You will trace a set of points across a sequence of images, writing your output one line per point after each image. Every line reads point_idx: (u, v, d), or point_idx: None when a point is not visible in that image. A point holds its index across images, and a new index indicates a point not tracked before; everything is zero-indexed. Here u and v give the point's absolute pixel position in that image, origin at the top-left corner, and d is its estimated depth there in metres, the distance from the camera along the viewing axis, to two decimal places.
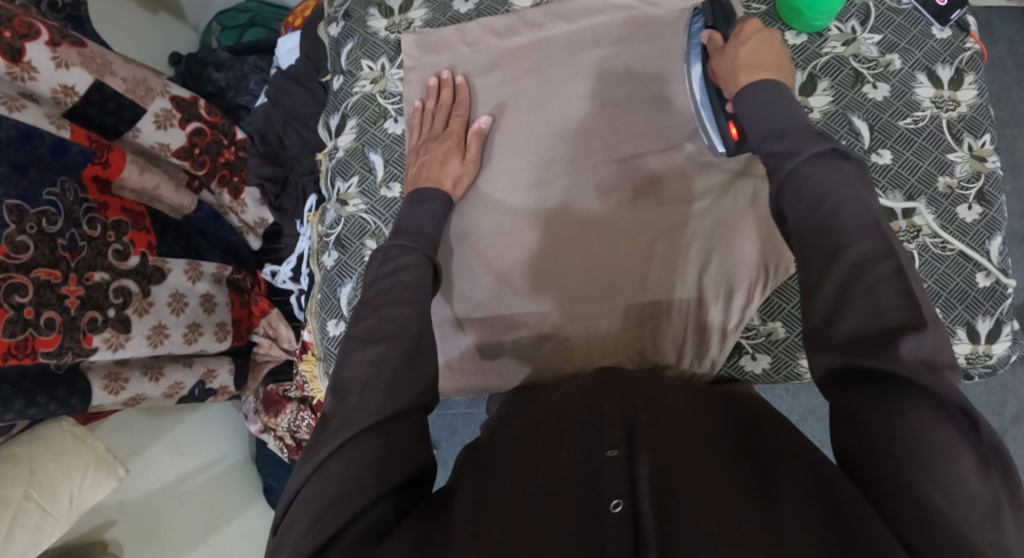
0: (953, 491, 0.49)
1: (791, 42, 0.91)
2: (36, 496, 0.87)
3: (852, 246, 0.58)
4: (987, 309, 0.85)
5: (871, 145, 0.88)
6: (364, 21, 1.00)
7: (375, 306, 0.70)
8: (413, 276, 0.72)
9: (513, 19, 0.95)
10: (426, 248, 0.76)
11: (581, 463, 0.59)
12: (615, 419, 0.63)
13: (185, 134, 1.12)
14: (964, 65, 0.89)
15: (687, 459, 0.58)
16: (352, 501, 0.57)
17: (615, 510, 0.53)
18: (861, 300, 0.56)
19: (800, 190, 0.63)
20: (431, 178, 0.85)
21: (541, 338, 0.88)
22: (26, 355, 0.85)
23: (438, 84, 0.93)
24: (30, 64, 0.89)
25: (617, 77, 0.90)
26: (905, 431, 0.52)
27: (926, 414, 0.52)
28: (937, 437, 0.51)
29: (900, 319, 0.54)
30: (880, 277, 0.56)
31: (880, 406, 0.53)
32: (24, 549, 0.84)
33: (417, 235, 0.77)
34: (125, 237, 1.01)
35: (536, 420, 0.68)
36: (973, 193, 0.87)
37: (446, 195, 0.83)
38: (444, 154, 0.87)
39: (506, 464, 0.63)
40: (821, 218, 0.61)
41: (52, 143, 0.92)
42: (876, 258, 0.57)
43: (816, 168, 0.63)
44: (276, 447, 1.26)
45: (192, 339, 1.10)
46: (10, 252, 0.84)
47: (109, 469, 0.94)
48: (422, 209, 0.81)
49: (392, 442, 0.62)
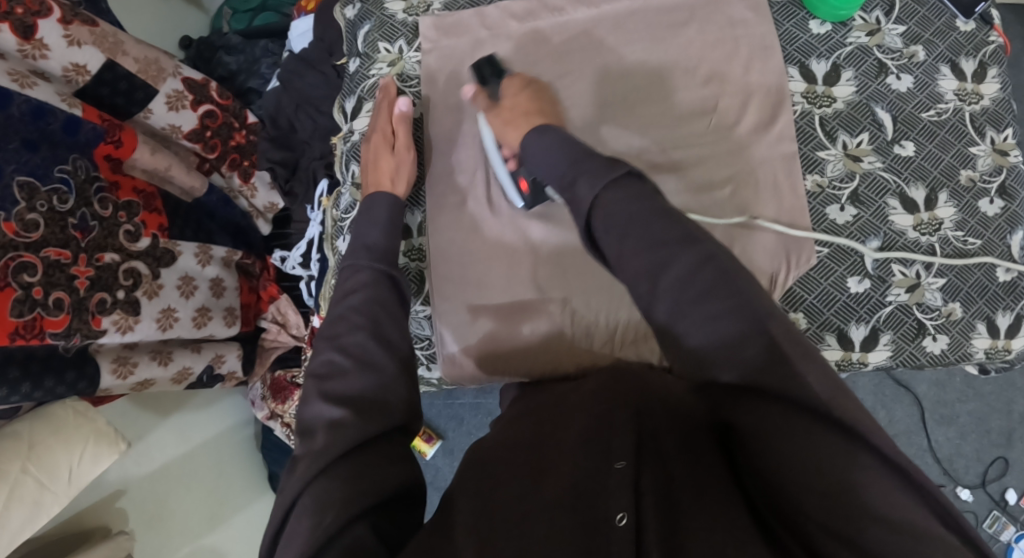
0: (877, 496, 0.52)
1: (815, 31, 0.90)
2: (35, 470, 0.86)
3: (671, 264, 0.61)
4: (1007, 304, 0.86)
5: (894, 137, 0.87)
6: (381, 3, 0.98)
7: (330, 337, 0.72)
8: (360, 296, 0.74)
9: (532, 4, 0.94)
10: (370, 260, 0.78)
11: (590, 472, 0.60)
12: (627, 420, 0.63)
13: (197, 116, 1.11)
14: (987, 59, 0.89)
15: (685, 469, 0.59)
16: (320, 532, 0.57)
17: (621, 523, 0.55)
18: (697, 315, 0.59)
19: (609, 218, 0.63)
20: (371, 183, 0.86)
21: (558, 329, 0.88)
22: (34, 335, 0.84)
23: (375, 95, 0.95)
24: (42, 41, 0.88)
25: (637, 65, 0.89)
26: (811, 446, 0.54)
27: (825, 426, 0.54)
28: (834, 444, 0.53)
29: (737, 328, 0.58)
30: (706, 284, 0.60)
31: (788, 422, 0.55)
32: (21, 524, 0.83)
33: (359, 249, 0.79)
34: (137, 218, 1.01)
35: (541, 424, 0.68)
36: (995, 186, 0.87)
37: (388, 195, 0.84)
38: (376, 154, 0.88)
39: (512, 470, 0.62)
40: (634, 241, 0.62)
41: (65, 121, 0.91)
42: (701, 264, 0.60)
43: (620, 193, 0.64)
44: (282, 434, 1.23)
45: (202, 324, 1.09)
46: (20, 230, 0.83)
47: (110, 443, 0.92)
48: (366, 218, 0.82)
49: (354, 472, 0.61)
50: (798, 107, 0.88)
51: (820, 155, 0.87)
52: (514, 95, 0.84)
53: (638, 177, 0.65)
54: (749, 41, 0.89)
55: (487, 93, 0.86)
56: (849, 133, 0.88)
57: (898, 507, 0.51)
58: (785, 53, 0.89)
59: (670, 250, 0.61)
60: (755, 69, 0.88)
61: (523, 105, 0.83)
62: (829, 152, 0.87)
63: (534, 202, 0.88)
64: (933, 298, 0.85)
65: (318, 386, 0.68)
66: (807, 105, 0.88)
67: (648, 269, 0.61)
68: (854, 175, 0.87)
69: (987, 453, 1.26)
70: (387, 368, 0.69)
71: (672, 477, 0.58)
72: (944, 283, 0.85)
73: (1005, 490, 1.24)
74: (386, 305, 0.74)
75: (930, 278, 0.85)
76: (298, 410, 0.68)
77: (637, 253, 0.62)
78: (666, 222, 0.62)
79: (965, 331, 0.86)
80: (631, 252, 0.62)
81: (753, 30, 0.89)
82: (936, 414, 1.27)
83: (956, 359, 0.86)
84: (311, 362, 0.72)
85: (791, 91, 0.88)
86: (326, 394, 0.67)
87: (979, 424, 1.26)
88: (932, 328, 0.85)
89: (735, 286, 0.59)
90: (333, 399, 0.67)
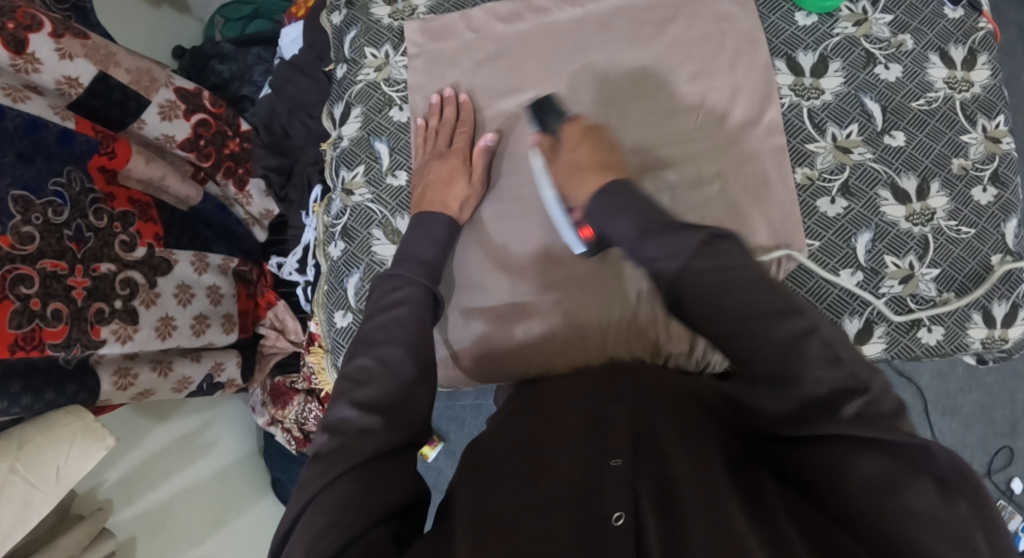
0: (917, 514, 0.54)
1: (801, 23, 0.89)
2: (23, 469, 0.85)
3: (773, 329, 0.63)
4: (1003, 293, 0.85)
5: (884, 127, 0.87)
6: (367, 9, 0.99)
7: (370, 344, 0.71)
8: (407, 310, 0.73)
9: (518, 4, 0.94)
10: (426, 280, 0.77)
11: (586, 468, 0.61)
12: (623, 419, 0.64)
13: (190, 125, 1.12)
14: (976, 46, 0.88)
15: (681, 466, 0.59)
16: (343, 528, 0.59)
17: (618, 523, 0.55)
18: (810, 371, 0.60)
19: (699, 287, 0.66)
20: (436, 201, 0.84)
21: (551, 325, 0.87)
22: (33, 346, 0.85)
23: (440, 101, 0.91)
24: (34, 56, 0.89)
25: (624, 61, 0.89)
26: (858, 473, 0.57)
27: (873, 454, 0.57)
28: (875, 468, 0.56)
29: (833, 388, 0.60)
30: (808, 352, 0.61)
31: (834, 458, 0.58)
32: (11, 525, 0.83)
33: (415, 264, 0.78)
34: (132, 227, 1.01)
35: (539, 421, 0.69)
36: (988, 174, 0.86)
37: (450, 219, 0.83)
38: (450, 174, 0.86)
39: (508, 470, 0.64)
40: (731, 307, 0.65)
41: (59, 133, 0.92)
42: (802, 335, 0.62)
43: (704, 258, 0.67)
44: (283, 439, 1.26)
45: (201, 331, 1.10)
46: (15, 243, 0.84)
47: (96, 439, 0.90)
48: (425, 235, 0.81)
49: (367, 476, 0.62)
50: (786, 99, 0.88)
51: (809, 148, 0.87)
52: (575, 147, 0.81)
53: (722, 239, 0.68)
54: (736, 35, 0.88)
55: (550, 137, 0.84)
56: (838, 125, 0.87)
57: (931, 519, 0.54)
58: (771, 45, 0.89)
59: (771, 319, 0.63)
60: (742, 63, 0.88)
61: (586, 158, 0.80)
62: (819, 144, 0.87)
63: (598, 246, 0.83)
64: (927, 288, 0.85)
65: (352, 393, 0.68)
66: (795, 97, 0.88)
67: (761, 343, 0.63)
68: (844, 166, 0.86)
69: (991, 443, 1.25)
70: (387, 370, 0.69)
71: (670, 474, 0.59)
72: (938, 273, 0.85)
73: (1010, 479, 1.24)
74: (424, 325, 0.73)
75: (924, 269, 0.85)
76: (329, 410, 0.69)
77: (734, 327, 0.64)
78: (761, 289, 0.65)
79: (961, 322, 0.85)
80: (732, 326, 0.64)
81: (739, 24, 0.88)
82: (938, 406, 1.26)
83: (953, 350, 0.86)
84: (346, 366, 0.72)
85: (779, 84, 0.88)
86: (355, 401, 0.67)
87: (984, 414, 1.25)
88: (927, 319, 0.85)
89: (836, 357, 0.60)
90: (364, 407, 0.67)
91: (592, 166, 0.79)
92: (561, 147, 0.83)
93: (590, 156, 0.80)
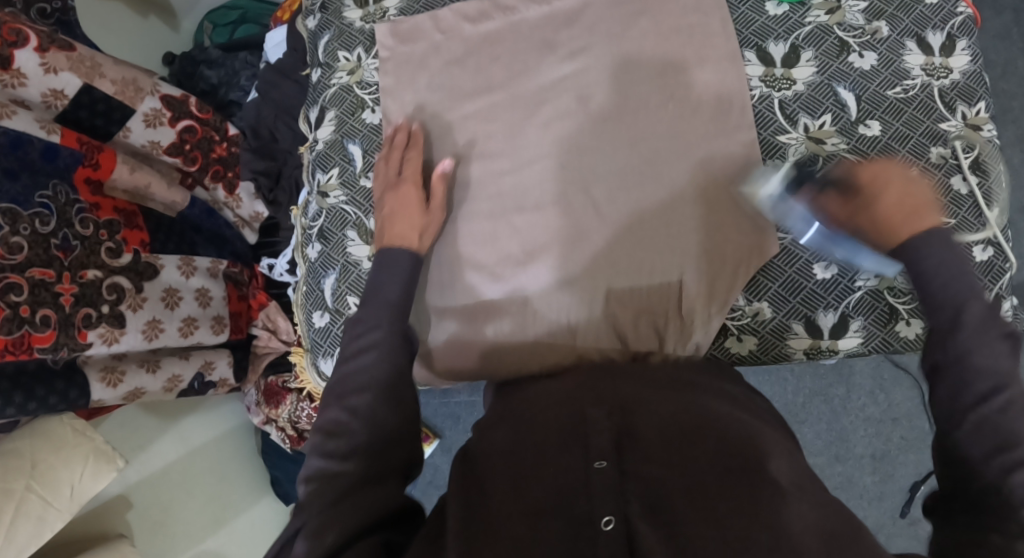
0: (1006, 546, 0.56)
1: (772, 13, 0.89)
2: (37, 488, 0.93)
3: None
4: (986, 285, 0.82)
5: (858, 116, 0.85)
6: (340, 13, 1.01)
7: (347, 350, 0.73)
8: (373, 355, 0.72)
9: (485, 4, 0.94)
10: (394, 322, 0.75)
11: (568, 479, 0.62)
12: (602, 423, 0.66)
13: (176, 131, 1.15)
14: (954, 31, 0.86)
15: (660, 470, 0.62)
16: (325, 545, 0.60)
17: (607, 527, 0.57)
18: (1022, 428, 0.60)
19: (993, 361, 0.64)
20: (396, 234, 0.81)
21: (524, 323, 0.87)
22: (23, 351, 0.88)
23: (393, 132, 0.91)
24: (19, 70, 0.92)
25: (591, 57, 0.89)
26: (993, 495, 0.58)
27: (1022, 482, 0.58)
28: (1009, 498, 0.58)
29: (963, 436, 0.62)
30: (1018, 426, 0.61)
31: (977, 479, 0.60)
32: (27, 540, 0.91)
33: (381, 306, 0.76)
34: (118, 235, 1.05)
35: (515, 431, 0.70)
36: (969, 162, 0.83)
37: (412, 249, 0.80)
38: (406, 202, 0.84)
39: (488, 474, 0.66)
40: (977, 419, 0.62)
41: (43, 148, 0.95)
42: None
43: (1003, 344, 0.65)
44: (277, 438, 1.29)
45: (189, 333, 1.12)
46: (5, 253, 0.87)
47: (108, 461, 1.00)
48: (385, 272, 0.79)
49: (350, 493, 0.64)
50: (757, 91, 0.87)
51: (781, 140, 0.86)
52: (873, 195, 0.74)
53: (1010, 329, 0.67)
54: (704, 30, 0.87)
55: (834, 197, 0.77)
56: (810, 116, 0.86)
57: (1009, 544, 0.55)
58: (741, 37, 0.88)
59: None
60: (711, 57, 0.87)
61: (907, 195, 0.73)
62: (791, 136, 0.86)
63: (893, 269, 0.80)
64: (904, 281, 0.84)
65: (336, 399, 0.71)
66: (766, 88, 0.87)
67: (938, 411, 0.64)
68: (818, 157, 0.85)
69: None
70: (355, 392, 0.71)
71: (657, 482, 0.61)
72: None
73: None
74: (397, 355, 0.73)
75: None
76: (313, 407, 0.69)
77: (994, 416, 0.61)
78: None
79: None
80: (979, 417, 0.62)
81: (709, 17, 0.88)
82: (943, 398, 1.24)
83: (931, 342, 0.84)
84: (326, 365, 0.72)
85: (749, 76, 0.87)
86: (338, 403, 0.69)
87: None
88: (904, 313, 0.84)
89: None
90: None
91: (911, 202, 0.72)
92: (867, 199, 0.75)
93: (902, 198, 0.73)
